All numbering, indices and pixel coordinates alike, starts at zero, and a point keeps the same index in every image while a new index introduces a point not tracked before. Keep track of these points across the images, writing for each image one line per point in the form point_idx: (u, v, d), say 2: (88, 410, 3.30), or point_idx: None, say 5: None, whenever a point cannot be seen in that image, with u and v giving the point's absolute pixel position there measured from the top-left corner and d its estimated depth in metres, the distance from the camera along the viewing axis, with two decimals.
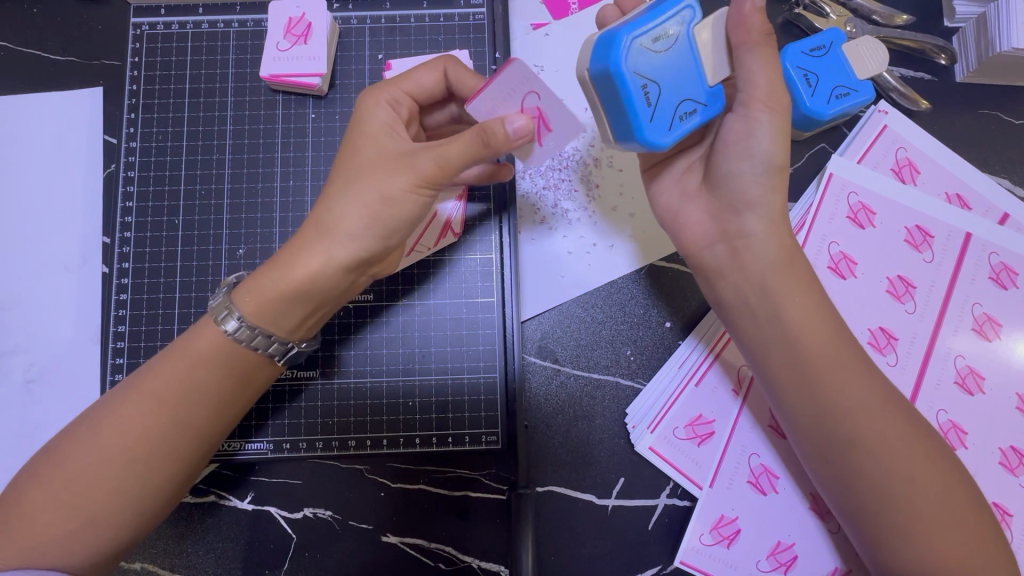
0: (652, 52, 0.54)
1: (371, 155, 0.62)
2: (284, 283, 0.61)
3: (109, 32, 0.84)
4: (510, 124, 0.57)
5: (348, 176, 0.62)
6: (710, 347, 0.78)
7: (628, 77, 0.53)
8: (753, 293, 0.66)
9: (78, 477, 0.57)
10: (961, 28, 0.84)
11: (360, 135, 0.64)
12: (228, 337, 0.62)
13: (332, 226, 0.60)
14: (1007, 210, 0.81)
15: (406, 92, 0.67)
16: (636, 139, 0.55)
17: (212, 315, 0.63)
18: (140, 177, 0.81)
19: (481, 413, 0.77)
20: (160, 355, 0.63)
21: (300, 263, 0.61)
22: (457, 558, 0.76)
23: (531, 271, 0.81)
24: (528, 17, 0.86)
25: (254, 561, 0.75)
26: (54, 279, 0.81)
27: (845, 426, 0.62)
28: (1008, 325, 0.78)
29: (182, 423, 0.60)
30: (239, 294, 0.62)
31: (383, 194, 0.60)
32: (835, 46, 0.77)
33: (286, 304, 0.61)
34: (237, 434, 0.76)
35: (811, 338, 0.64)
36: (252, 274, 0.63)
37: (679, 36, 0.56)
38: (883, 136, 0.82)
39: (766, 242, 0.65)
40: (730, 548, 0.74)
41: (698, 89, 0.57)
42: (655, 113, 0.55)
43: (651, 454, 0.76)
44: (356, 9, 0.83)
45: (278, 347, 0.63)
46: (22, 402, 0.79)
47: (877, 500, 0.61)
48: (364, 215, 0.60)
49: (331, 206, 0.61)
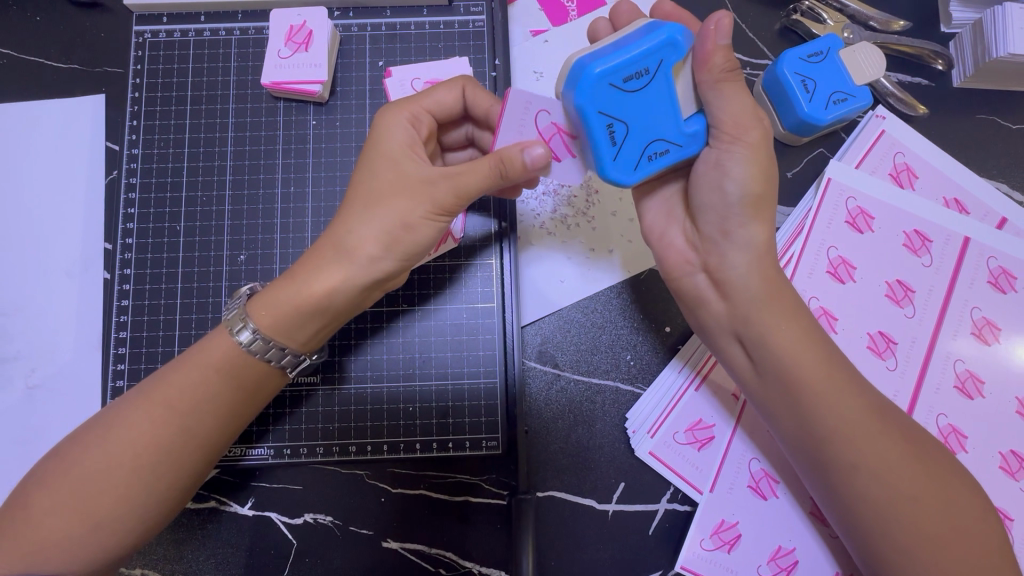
0: (622, 92, 0.54)
1: (388, 176, 0.62)
2: (300, 297, 0.61)
3: (112, 39, 0.84)
4: (528, 153, 0.57)
5: (366, 199, 0.62)
6: (696, 369, 0.78)
7: (594, 119, 0.55)
8: (742, 319, 0.65)
9: (83, 483, 0.57)
10: (958, 33, 0.85)
11: (378, 153, 0.64)
12: (241, 349, 0.62)
13: (352, 250, 0.61)
14: (1004, 214, 0.82)
15: (427, 113, 0.67)
16: (602, 177, 0.58)
17: (228, 326, 0.63)
18: (142, 184, 0.81)
19: (481, 419, 0.77)
20: (175, 362, 0.63)
21: (311, 279, 0.61)
22: (458, 564, 0.76)
23: (531, 277, 0.81)
24: (528, 24, 0.87)
25: (255, 566, 0.75)
26: (56, 285, 0.81)
27: (840, 449, 0.62)
28: (1007, 329, 0.78)
29: (189, 431, 0.60)
30: (254, 306, 0.62)
31: (401, 218, 0.60)
32: (833, 52, 0.77)
33: (301, 316, 0.61)
34: (240, 440, 0.76)
35: (799, 364, 0.63)
36: (270, 286, 0.63)
37: (657, 72, 0.55)
38: (881, 141, 0.82)
39: (747, 276, 0.64)
40: (731, 553, 0.74)
41: (671, 128, 0.58)
42: (619, 152, 0.56)
43: (652, 459, 0.76)
44: (357, 16, 0.84)
45: (291, 359, 0.64)
46: (23, 408, 0.79)
47: (877, 519, 0.61)
48: (383, 237, 0.60)
49: (351, 228, 0.61)
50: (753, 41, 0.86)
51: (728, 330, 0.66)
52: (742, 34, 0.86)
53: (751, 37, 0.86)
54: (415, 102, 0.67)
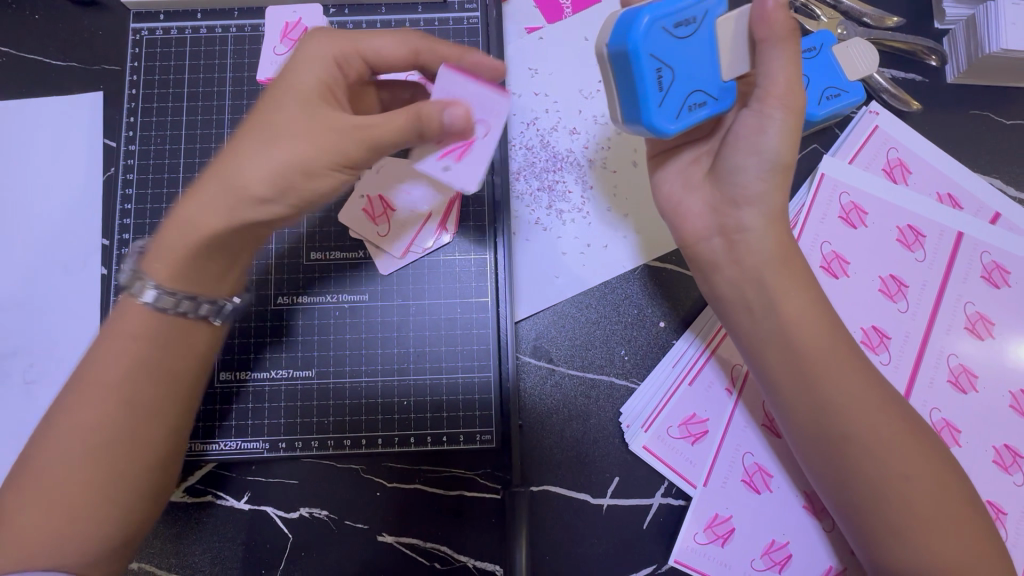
0: (672, 38, 0.56)
1: (291, 116, 0.60)
2: (188, 238, 0.59)
3: (109, 37, 0.85)
4: (448, 113, 0.57)
5: (265, 134, 0.59)
6: (707, 341, 0.79)
7: (645, 62, 0.55)
8: (753, 291, 0.67)
9: (45, 476, 0.56)
10: (951, 30, 0.85)
11: (285, 88, 0.62)
12: (149, 308, 0.60)
13: (241, 186, 0.57)
14: (998, 209, 0.82)
15: (358, 54, 0.66)
16: (647, 125, 0.58)
17: (127, 287, 0.60)
18: (139, 180, 0.82)
19: (475, 413, 0.77)
20: (96, 344, 0.60)
21: (197, 212, 0.58)
22: (453, 558, 0.76)
23: (526, 272, 0.82)
24: (523, 21, 0.87)
25: (251, 561, 0.76)
26: (55, 281, 0.82)
27: (841, 422, 0.62)
28: (1001, 324, 0.78)
29: (131, 402, 0.58)
30: (150, 258, 0.60)
31: (293, 159, 0.58)
32: (826, 47, 0.77)
33: (198, 260, 0.60)
34: (199, 436, 0.76)
35: (803, 337, 0.64)
36: (161, 233, 0.60)
37: (703, 23, 0.58)
38: (874, 136, 0.82)
39: (762, 238, 0.67)
40: (725, 547, 0.74)
41: (710, 82, 0.59)
42: (665, 98, 0.57)
43: (646, 453, 0.76)
44: (352, 13, 0.84)
45: (209, 309, 0.62)
46: (22, 403, 0.79)
47: (874, 497, 0.61)
48: (273, 178, 0.58)
49: (242, 163, 0.58)
50: None
51: (742, 306, 0.68)
52: None
53: None
54: (348, 39, 0.65)
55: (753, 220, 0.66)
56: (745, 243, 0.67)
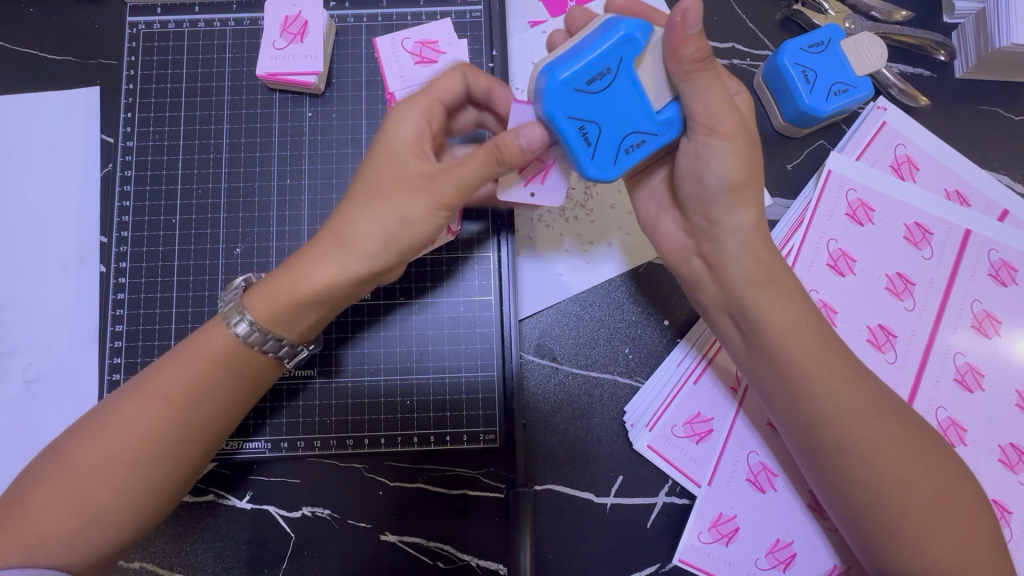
0: (587, 95, 0.55)
1: (388, 173, 0.60)
2: (300, 288, 0.60)
3: (106, 31, 0.84)
4: (522, 136, 0.56)
5: (366, 194, 0.60)
6: (703, 352, 0.78)
7: (564, 124, 0.55)
8: (732, 305, 0.66)
9: (82, 473, 0.57)
10: (960, 24, 0.84)
11: (383, 148, 0.62)
12: (240, 341, 0.62)
13: (351, 244, 0.59)
14: (1006, 206, 0.81)
15: (439, 105, 0.64)
16: (587, 180, 0.59)
17: (224, 318, 0.63)
18: (137, 176, 0.81)
19: (478, 411, 0.77)
20: (171, 354, 0.63)
21: (310, 270, 0.60)
22: (456, 557, 0.76)
23: (530, 268, 0.81)
24: (527, 14, 0.86)
25: (253, 560, 0.75)
26: (52, 278, 0.81)
27: (832, 429, 0.62)
28: (1008, 323, 0.78)
29: (186, 420, 0.60)
30: (252, 298, 0.62)
31: (403, 216, 0.59)
32: (834, 42, 0.76)
33: (301, 308, 0.61)
34: (236, 433, 0.76)
35: (793, 346, 0.63)
36: (268, 278, 0.62)
37: (619, 70, 0.55)
38: (882, 132, 0.81)
39: (739, 260, 0.64)
40: (729, 546, 0.74)
41: (645, 121, 0.57)
42: (595, 151, 0.57)
43: (650, 452, 0.75)
44: (353, 7, 0.83)
45: (289, 349, 0.64)
46: (19, 402, 0.79)
47: (869, 498, 0.61)
48: (382, 234, 0.59)
49: (351, 223, 0.60)
50: (754, 31, 0.85)
51: (722, 306, 0.67)
52: (743, 25, 0.85)
53: (751, 27, 0.85)
54: (419, 96, 0.64)
55: (733, 249, 0.64)
56: (729, 278, 0.65)
